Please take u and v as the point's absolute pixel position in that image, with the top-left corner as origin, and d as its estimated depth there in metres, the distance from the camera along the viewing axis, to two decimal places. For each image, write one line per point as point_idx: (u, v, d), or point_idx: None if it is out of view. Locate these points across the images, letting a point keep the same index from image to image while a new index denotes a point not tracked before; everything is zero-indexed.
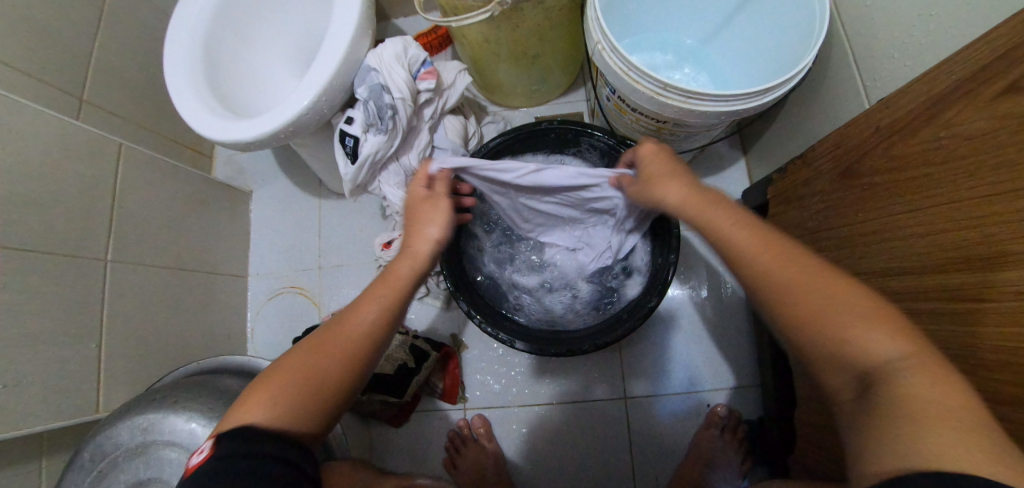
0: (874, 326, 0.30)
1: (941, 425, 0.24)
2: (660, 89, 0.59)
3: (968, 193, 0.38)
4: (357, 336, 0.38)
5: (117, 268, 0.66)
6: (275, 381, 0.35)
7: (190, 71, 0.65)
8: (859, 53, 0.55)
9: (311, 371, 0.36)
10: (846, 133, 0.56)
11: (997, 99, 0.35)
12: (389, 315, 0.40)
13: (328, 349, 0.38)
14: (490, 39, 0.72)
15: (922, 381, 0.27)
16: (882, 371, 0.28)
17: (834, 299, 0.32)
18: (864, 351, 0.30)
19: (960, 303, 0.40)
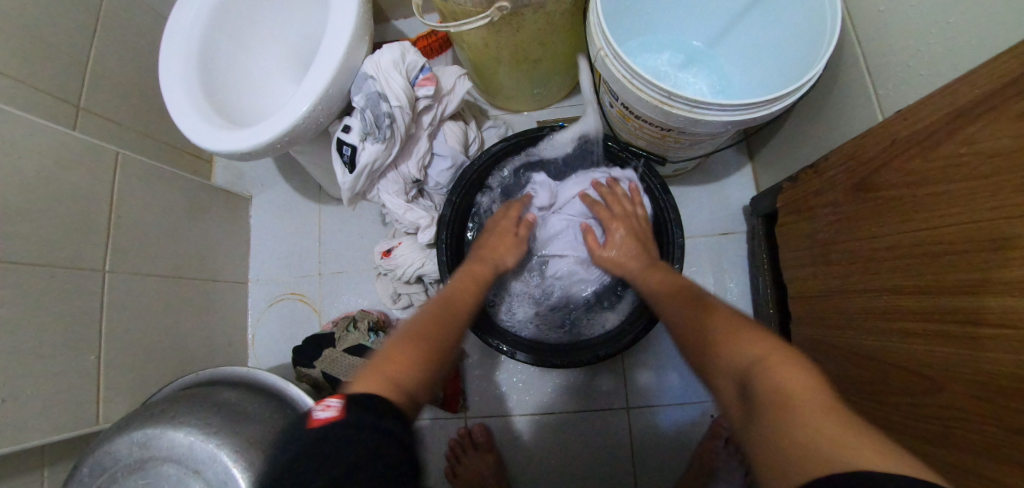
0: (747, 340, 0.39)
1: (792, 401, 0.30)
2: (664, 98, 0.57)
3: (990, 214, 0.36)
4: (442, 335, 0.47)
5: (115, 279, 0.66)
6: (386, 365, 0.39)
7: (185, 79, 0.64)
8: (872, 62, 0.53)
9: (416, 358, 0.42)
10: (862, 143, 0.53)
11: (1019, 117, 0.33)
12: (459, 324, 0.51)
13: (423, 345, 0.44)
14: (490, 43, 0.70)
15: (776, 371, 0.33)
16: (753, 370, 0.35)
17: (722, 329, 0.42)
18: (743, 359, 0.37)
19: (978, 328, 0.38)
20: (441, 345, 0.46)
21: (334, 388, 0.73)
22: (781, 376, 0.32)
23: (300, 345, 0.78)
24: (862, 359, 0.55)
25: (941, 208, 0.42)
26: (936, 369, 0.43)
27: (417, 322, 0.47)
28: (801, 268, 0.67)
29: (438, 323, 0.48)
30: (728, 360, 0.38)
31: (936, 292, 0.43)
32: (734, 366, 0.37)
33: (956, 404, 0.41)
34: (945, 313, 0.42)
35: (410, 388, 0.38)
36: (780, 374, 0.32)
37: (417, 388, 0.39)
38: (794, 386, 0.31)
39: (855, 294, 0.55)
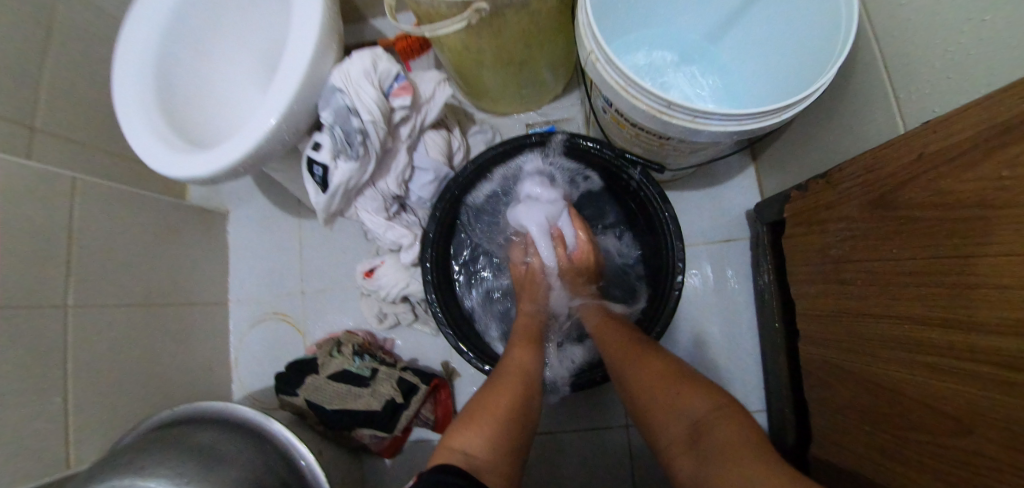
0: (683, 391, 0.46)
1: (728, 452, 0.37)
2: (663, 108, 0.52)
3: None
4: (516, 397, 0.49)
5: (82, 313, 0.62)
6: (464, 437, 0.43)
7: (140, 96, 0.59)
8: (892, 64, 0.48)
9: (493, 424, 0.45)
10: (882, 155, 0.48)
11: None
12: (533, 382, 0.52)
13: (498, 409, 0.47)
14: (471, 47, 0.64)
15: (725, 425, 0.40)
16: (701, 422, 0.42)
17: (667, 376, 0.48)
18: (687, 411, 0.44)
19: (1012, 373, 0.33)
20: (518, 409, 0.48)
21: (318, 416, 0.70)
22: (721, 429, 0.40)
23: (282, 371, 0.75)
24: (875, 388, 0.51)
25: (968, 236, 0.37)
26: (959, 409, 0.39)
27: (491, 387, 0.50)
28: (812, 283, 0.62)
29: (510, 386, 0.50)
30: (669, 407, 0.46)
31: (964, 328, 0.38)
32: (676, 414, 0.45)
33: (979, 451, 0.37)
34: (973, 349, 0.37)
35: (491, 459, 0.42)
36: (718, 425, 0.41)
37: (499, 458, 0.42)
38: (732, 439, 0.39)
39: (870, 318, 0.51)
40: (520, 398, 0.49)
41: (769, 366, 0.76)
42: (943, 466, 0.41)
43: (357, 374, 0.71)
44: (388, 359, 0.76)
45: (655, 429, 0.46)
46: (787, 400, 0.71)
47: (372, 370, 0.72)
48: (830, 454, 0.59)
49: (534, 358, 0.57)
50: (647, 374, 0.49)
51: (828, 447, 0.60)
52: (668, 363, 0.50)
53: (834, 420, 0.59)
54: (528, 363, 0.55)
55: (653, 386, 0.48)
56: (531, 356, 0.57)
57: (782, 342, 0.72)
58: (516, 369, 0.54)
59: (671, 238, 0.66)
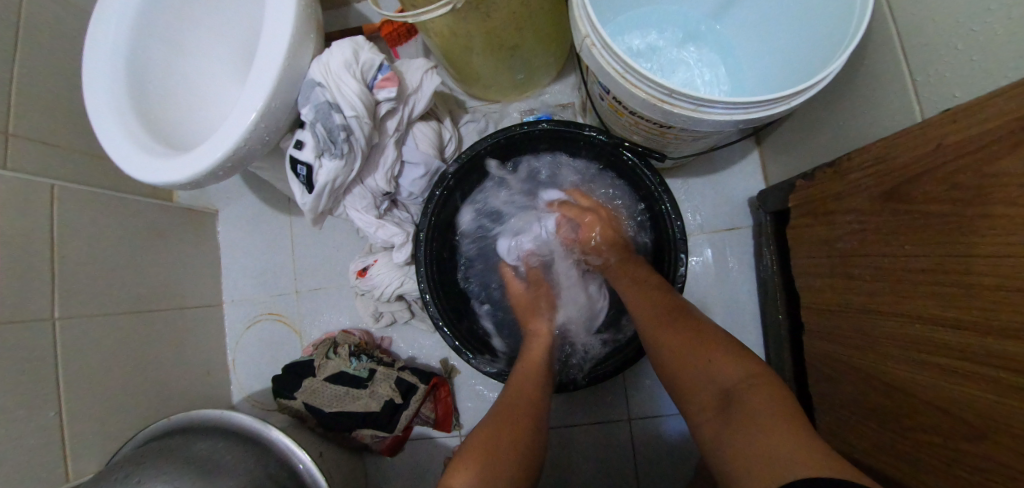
0: (718, 357, 0.44)
1: (761, 417, 0.36)
2: (664, 96, 0.48)
3: None
4: (524, 424, 0.47)
5: (69, 325, 0.60)
6: (474, 466, 0.41)
7: (112, 97, 0.56)
8: (909, 43, 0.44)
9: (503, 454, 0.42)
10: (895, 145, 0.46)
11: None
12: (534, 411, 0.50)
13: (507, 435, 0.45)
14: (458, 32, 0.60)
15: (758, 390, 0.39)
16: (733, 390, 0.41)
17: (700, 345, 0.46)
18: (722, 377, 0.42)
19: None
20: (527, 435, 0.46)
21: (317, 418, 0.70)
22: (752, 395, 0.39)
23: (278, 374, 0.74)
24: (884, 386, 0.49)
25: (988, 223, 0.34)
26: (973, 413, 0.37)
27: (497, 413, 0.48)
28: (818, 276, 0.60)
29: (518, 411, 0.49)
30: (699, 370, 0.44)
31: (982, 329, 0.36)
32: (708, 377, 0.43)
33: (991, 459, 0.36)
34: (991, 352, 0.35)
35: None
36: (753, 393, 0.39)
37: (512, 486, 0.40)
38: (765, 407, 0.37)
39: (880, 314, 0.49)
40: (528, 424, 0.47)
41: (773, 357, 0.75)
42: (955, 471, 0.40)
43: (355, 375, 0.71)
44: (386, 359, 0.75)
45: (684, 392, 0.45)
46: (791, 392, 0.70)
47: (370, 370, 0.71)
48: (838, 448, 0.58)
49: (538, 380, 0.56)
50: (680, 344, 0.48)
51: (835, 440, 0.59)
52: (696, 329, 0.48)
53: (840, 415, 0.58)
54: (533, 389, 0.53)
55: (688, 355, 0.46)
56: (535, 379, 0.56)
57: (787, 334, 0.70)
58: (520, 394, 0.52)
59: (668, 215, 0.64)
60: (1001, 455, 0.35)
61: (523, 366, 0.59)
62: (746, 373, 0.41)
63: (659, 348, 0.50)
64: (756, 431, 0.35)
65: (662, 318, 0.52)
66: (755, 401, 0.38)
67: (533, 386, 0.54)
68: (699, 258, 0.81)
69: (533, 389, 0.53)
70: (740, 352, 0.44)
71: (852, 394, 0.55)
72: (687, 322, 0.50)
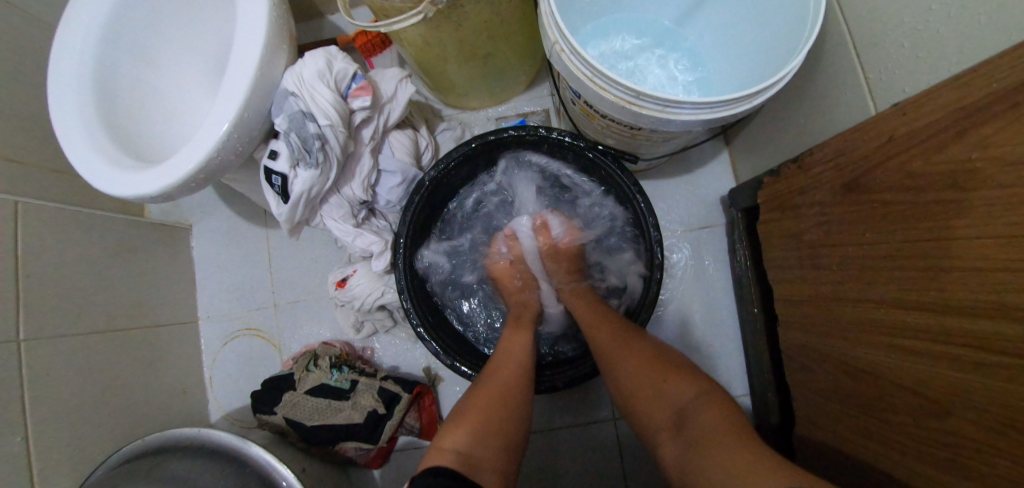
0: (668, 381, 0.45)
1: (714, 438, 0.37)
2: (632, 98, 0.50)
3: (1004, 229, 0.30)
4: (507, 393, 0.49)
5: (36, 346, 0.58)
6: (458, 434, 0.43)
7: (76, 111, 0.54)
8: (861, 42, 0.47)
9: (486, 422, 0.44)
10: (849, 139, 0.48)
11: None
12: (524, 376, 0.52)
13: (490, 405, 0.46)
14: (431, 41, 0.61)
15: (711, 409, 0.40)
16: (686, 409, 0.42)
17: (652, 362, 0.48)
18: (676, 397, 0.43)
19: (990, 354, 0.33)
20: (512, 406, 0.48)
21: (299, 433, 0.69)
22: (700, 417, 0.40)
23: (257, 390, 0.72)
24: (856, 374, 0.51)
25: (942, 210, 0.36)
26: (939, 393, 0.39)
27: (484, 384, 0.50)
28: (788, 269, 0.62)
29: (502, 381, 0.50)
30: (652, 391, 0.45)
31: (941, 310, 0.37)
32: (661, 398, 0.44)
33: (959, 437, 0.37)
34: (949, 330, 0.37)
35: (484, 454, 0.42)
36: (703, 413, 0.40)
37: (495, 458, 0.42)
38: (713, 432, 0.38)
39: (847, 302, 0.51)
40: (515, 394, 0.49)
41: (751, 352, 0.76)
42: (925, 449, 0.41)
43: (337, 387, 0.70)
44: (368, 369, 0.74)
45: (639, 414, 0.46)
46: (770, 385, 0.72)
47: (352, 382, 0.70)
48: (817, 437, 0.60)
49: (525, 350, 0.57)
50: (633, 366, 0.49)
51: (814, 429, 0.60)
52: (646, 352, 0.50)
53: (817, 404, 0.59)
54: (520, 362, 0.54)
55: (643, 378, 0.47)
56: (522, 348, 0.57)
57: (764, 328, 0.72)
58: (507, 366, 0.53)
59: (642, 214, 0.66)
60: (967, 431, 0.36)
61: (508, 336, 0.59)
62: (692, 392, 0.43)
63: (613, 366, 0.51)
64: (710, 454, 0.36)
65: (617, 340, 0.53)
66: (704, 421, 0.39)
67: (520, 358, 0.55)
68: (676, 257, 0.83)
69: (520, 361, 0.54)
70: (688, 377, 0.45)
71: (827, 382, 0.56)
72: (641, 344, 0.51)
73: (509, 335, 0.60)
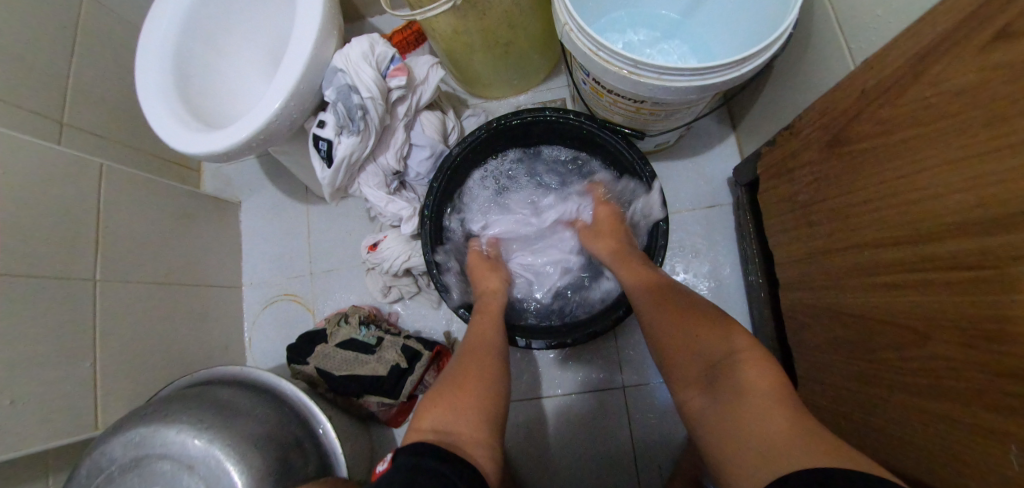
0: (697, 333, 0.48)
1: (742, 397, 0.39)
2: (631, 67, 0.57)
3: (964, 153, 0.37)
4: (482, 377, 0.53)
5: (108, 287, 0.66)
6: (434, 416, 0.46)
7: (160, 85, 0.64)
8: (842, 15, 0.53)
9: (462, 402, 0.48)
10: (833, 100, 0.53)
11: (990, 47, 0.33)
12: (495, 358, 0.57)
13: (467, 391, 0.50)
14: (460, 31, 0.70)
15: (748, 365, 0.42)
16: (719, 363, 0.44)
17: (682, 317, 0.51)
18: (710, 352, 0.45)
19: (964, 270, 0.38)
20: (486, 388, 0.51)
21: (328, 383, 0.74)
22: (741, 370, 0.41)
23: (292, 344, 0.79)
24: (850, 318, 0.54)
25: (929, 168, 0.40)
26: (924, 321, 0.43)
27: (459, 369, 0.54)
28: (785, 232, 0.66)
29: (476, 367, 0.54)
30: (687, 347, 0.48)
31: (916, 240, 0.43)
32: (695, 354, 0.47)
33: (950, 361, 0.40)
34: (935, 272, 0.41)
35: (465, 426, 0.46)
36: (742, 366, 0.42)
37: (474, 429, 0.46)
38: (750, 385, 0.40)
39: (837, 251, 0.55)
40: (487, 375, 0.53)
41: (758, 323, 0.79)
42: (918, 373, 0.44)
43: (364, 342, 0.76)
44: (393, 330, 0.80)
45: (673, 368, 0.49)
46: (775, 351, 0.74)
47: (378, 338, 0.77)
48: (821, 392, 0.62)
49: (494, 337, 0.62)
50: (666, 319, 0.52)
51: (817, 386, 0.63)
52: (692, 315, 0.50)
53: (816, 359, 0.62)
54: (487, 351, 0.58)
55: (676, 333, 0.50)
56: (491, 337, 0.61)
57: (769, 296, 0.75)
58: (477, 355, 0.57)
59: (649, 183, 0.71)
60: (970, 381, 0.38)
61: (475, 330, 0.63)
62: (737, 344, 0.44)
63: (650, 329, 0.54)
64: (740, 415, 0.38)
65: (659, 304, 0.55)
66: (742, 370, 0.41)
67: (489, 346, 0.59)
68: (683, 234, 0.87)
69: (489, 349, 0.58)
70: (728, 329, 0.47)
71: (826, 334, 0.59)
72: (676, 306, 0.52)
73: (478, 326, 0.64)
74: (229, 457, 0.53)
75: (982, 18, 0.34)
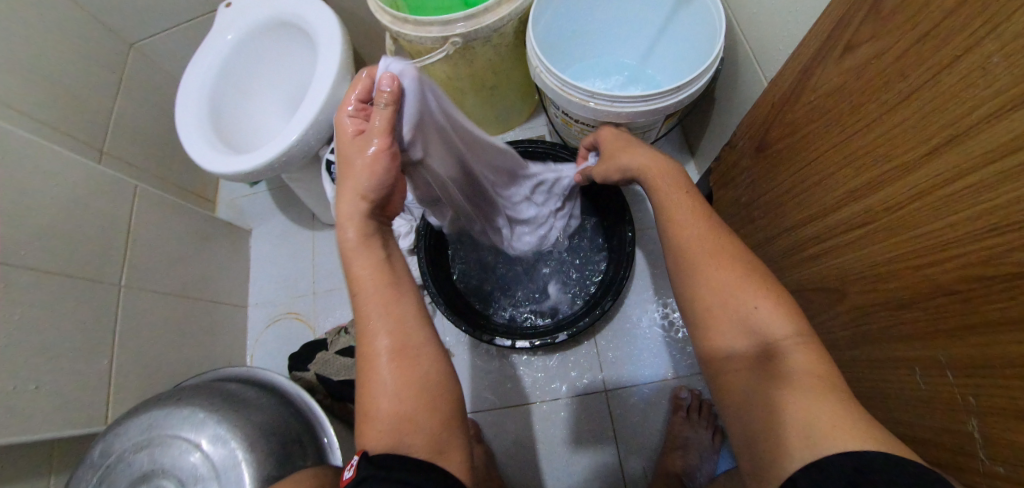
0: (756, 295, 0.40)
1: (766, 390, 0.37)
2: (589, 97, 0.70)
3: (859, 125, 0.45)
4: (398, 379, 0.41)
5: (130, 292, 0.72)
6: (380, 438, 0.39)
7: (197, 120, 0.76)
8: (754, 52, 0.67)
9: (392, 425, 0.40)
10: (755, 115, 0.66)
11: (843, 57, 0.46)
12: (405, 343, 0.42)
13: (386, 409, 0.40)
14: (452, 77, 0.84)
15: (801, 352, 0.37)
16: (774, 339, 0.38)
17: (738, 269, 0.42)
18: (769, 327, 0.39)
19: (858, 229, 0.47)
20: (409, 385, 0.41)
21: (326, 389, 0.78)
22: (793, 362, 0.37)
23: (294, 354, 0.84)
24: (793, 295, 0.62)
25: (831, 148, 0.50)
26: (848, 275, 0.50)
27: (367, 378, 0.42)
28: (736, 233, 0.76)
29: (386, 374, 0.41)
30: (721, 326, 0.42)
31: (823, 214, 0.53)
32: (733, 336, 0.41)
33: (879, 303, 0.46)
34: (839, 236, 0.51)
35: (413, 445, 0.39)
36: (798, 358, 0.37)
37: (435, 436, 0.40)
38: (802, 375, 0.36)
39: (774, 239, 0.65)
40: (407, 370, 0.42)
41: None
42: (846, 332, 0.52)
43: None
44: None
45: (716, 348, 0.41)
46: None
47: None
48: None
49: (398, 310, 0.43)
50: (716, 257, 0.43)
51: None
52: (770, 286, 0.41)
53: None
54: (389, 342, 0.42)
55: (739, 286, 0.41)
56: (388, 313, 0.43)
57: None
58: (379, 354, 0.42)
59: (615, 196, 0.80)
60: (907, 315, 0.43)
61: (363, 316, 0.43)
62: (798, 347, 0.38)
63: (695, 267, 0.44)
64: (792, 409, 0.35)
65: (704, 255, 0.44)
66: (802, 370, 0.36)
67: (393, 340, 0.42)
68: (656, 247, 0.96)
69: (393, 339, 0.42)
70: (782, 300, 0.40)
71: None
72: (760, 278, 0.41)
73: (364, 302, 0.44)
74: (235, 436, 0.57)
75: (834, 37, 0.47)
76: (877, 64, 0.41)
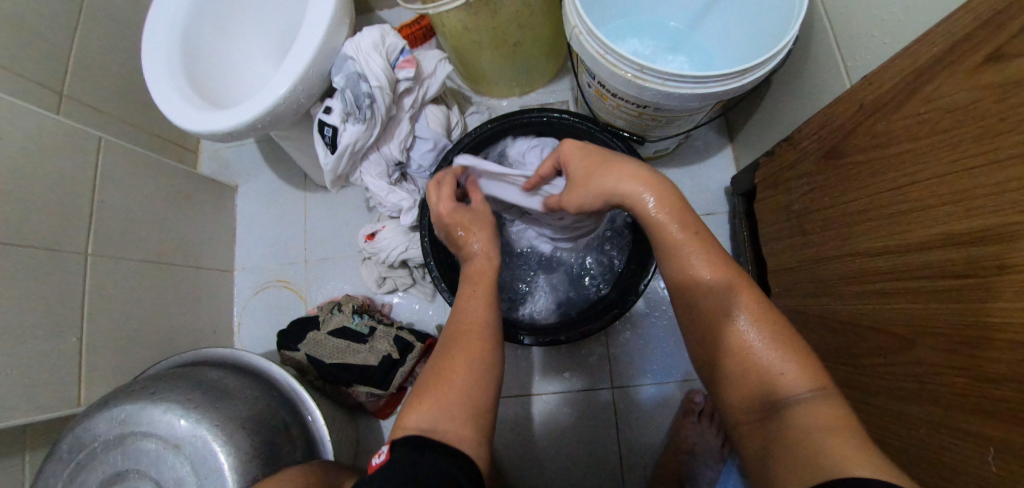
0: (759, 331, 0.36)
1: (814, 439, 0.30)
2: (638, 72, 0.58)
3: (979, 158, 0.35)
4: (470, 361, 0.40)
5: (99, 262, 0.65)
6: (422, 412, 0.36)
7: (167, 66, 0.64)
8: (842, 35, 0.55)
9: (449, 400, 0.37)
10: (832, 112, 0.55)
11: (979, 69, 0.35)
12: (483, 336, 0.43)
13: (451, 382, 0.38)
14: (470, 28, 0.70)
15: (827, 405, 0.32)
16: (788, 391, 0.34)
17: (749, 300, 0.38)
18: (786, 379, 0.34)
19: (949, 280, 0.39)
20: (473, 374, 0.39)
21: (317, 370, 0.74)
22: (809, 415, 0.32)
23: (284, 330, 0.79)
24: (841, 324, 0.56)
25: (933, 176, 0.40)
26: (904, 327, 0.45)
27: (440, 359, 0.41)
28: (780, 241, 0.69)
29: (461, 353, 0.40)
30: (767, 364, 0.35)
31: (905, 251, 0.44)
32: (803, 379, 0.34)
33: (943, 364, 0.40)
34: (920, 280, 0.43)
35: (454, 423, 0.35)
36: (812, 411, 0.32)
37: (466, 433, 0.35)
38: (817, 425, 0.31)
39: (830, 258, 0.57)
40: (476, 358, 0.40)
41: None
42: (897, 382, 0.47)
43: (357, 331, 0.76)
44: (386, 320, 0.81)
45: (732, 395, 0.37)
46: None
47: (371, 327, 0.76)
48: None
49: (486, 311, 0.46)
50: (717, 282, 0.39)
51: None
52: (778, 326, 0.36)
53: None
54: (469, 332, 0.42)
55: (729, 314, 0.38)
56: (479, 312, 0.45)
57: None
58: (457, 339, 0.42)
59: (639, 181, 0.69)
60: (974, 388, 0.37)
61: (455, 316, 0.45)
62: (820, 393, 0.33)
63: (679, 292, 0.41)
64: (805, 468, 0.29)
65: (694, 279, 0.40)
66: (816, 423, 0.31)
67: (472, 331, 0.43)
68: None
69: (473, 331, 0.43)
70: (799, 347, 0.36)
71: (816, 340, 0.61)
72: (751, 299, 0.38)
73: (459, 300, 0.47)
74: (217, 437, 0.52)
75: (975, 41, 0.36)
76: (1017, 92, 0.32)
